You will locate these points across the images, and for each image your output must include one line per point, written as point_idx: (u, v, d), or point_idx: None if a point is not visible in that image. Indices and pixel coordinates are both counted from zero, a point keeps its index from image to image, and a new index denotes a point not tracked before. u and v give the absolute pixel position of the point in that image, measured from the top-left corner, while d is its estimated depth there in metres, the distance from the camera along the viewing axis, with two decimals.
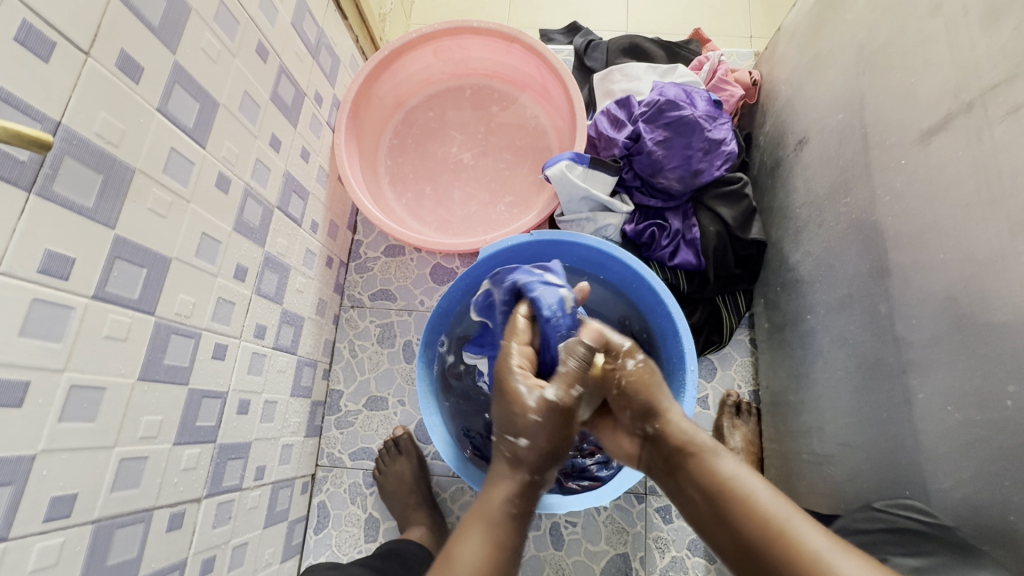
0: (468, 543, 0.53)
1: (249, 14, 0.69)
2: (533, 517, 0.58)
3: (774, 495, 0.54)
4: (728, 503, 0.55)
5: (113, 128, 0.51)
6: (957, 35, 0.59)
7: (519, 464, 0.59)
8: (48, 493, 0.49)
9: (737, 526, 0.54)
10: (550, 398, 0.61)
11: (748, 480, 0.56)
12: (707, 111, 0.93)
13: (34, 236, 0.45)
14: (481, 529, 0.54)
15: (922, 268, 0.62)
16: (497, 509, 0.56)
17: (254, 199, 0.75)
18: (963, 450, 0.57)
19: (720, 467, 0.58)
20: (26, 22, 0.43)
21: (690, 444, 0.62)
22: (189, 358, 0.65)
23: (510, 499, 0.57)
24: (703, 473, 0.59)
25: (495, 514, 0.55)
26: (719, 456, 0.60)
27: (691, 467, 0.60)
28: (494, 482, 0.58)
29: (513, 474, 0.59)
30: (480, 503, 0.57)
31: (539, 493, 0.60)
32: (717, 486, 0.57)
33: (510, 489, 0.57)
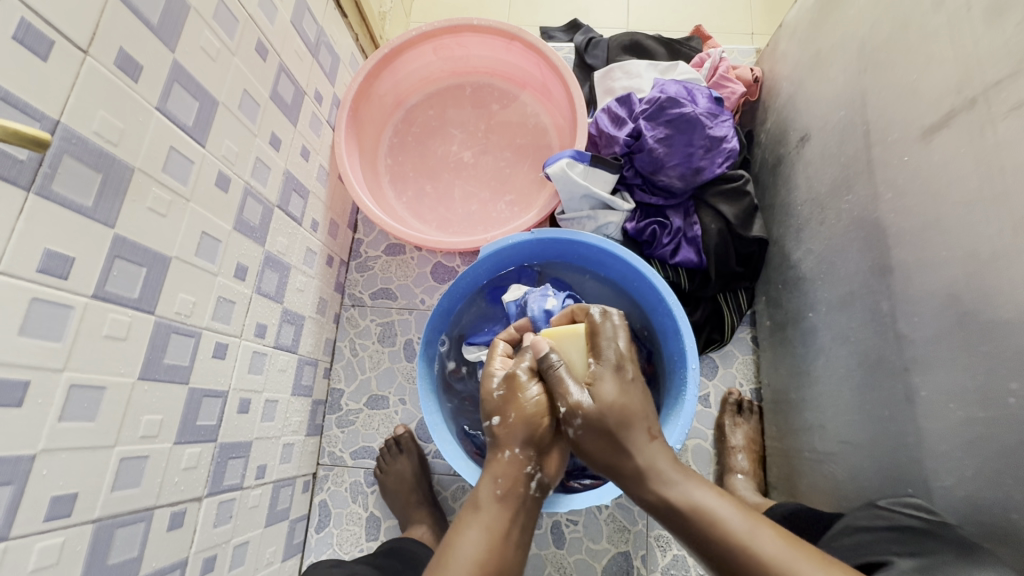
0: (463, 537, 0.57)
1: (248, 12, 0.69)
2: (524, 505, 0.62)
3: (756, 534, 0.53)
4: (718, 549, 0.53)
5: (112, 127, 0.51)
6: (961, 31, 0.59)
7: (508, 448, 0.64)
8: (48, 492, 0.49)
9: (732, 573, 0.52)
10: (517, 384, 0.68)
11: (728, 520, 0.54)
12: (708, 108, 0.93)
13: (33, 235, 0.45)
14: (473, 519, 0.59)
15: (924, 266, 0.61)
16: (486, 495, 0.61)
17: (254, 198, 0.75)
18: (965, 448, 0.56)
19: (696, 511, 0.56)
20: (24, 20, 0.43)
21: (662, 495, 0.58)
22: (189, 357, 0.65)
23: (497, 486, 0.62)
24: (682, 523, 0.56)
25: (485, 504, 0.60)
26: (692, 500, 0.57)
27: (669, 518, 0.57)
28: (486, 472, 0.64)
29: (505, 459, 0.64)
30: (474, 492, 0.63)
31: (531, 477, 0.63)
32: (701, 536, 0.55)
33: (499, 477, 0.62)
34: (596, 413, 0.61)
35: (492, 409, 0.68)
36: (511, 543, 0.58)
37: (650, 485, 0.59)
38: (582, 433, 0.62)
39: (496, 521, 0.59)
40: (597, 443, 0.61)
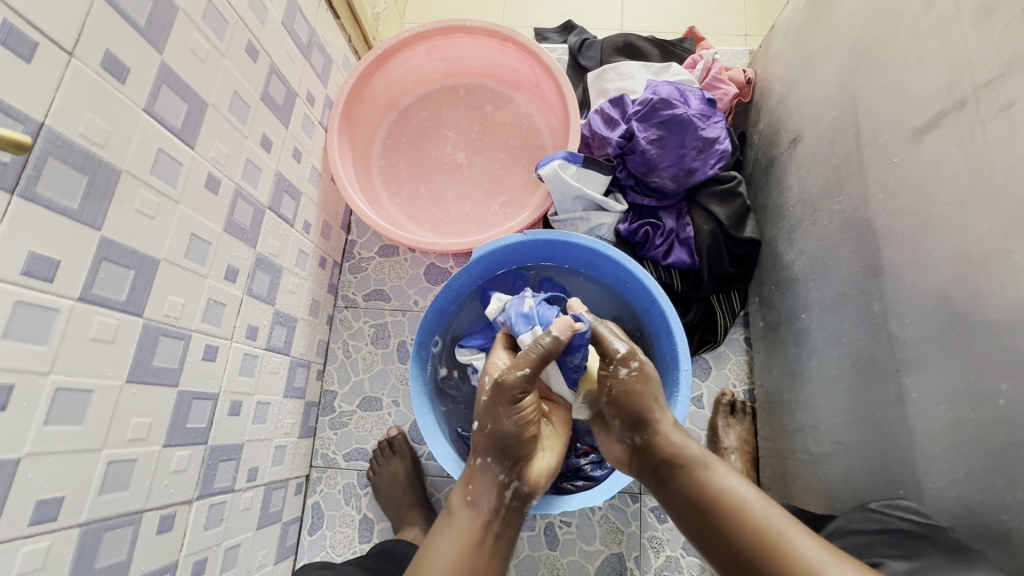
0: (438, 543, 0.61)
1: (238, 13, 0.69)
2: (502, 518, 0.64)
3: (768, 505, 0.56)
4: (727, 515, 0.56)
5: (98, 129, 0.51)
6: (950, 32, 0.59)
7: (479, 458, 0.65)
8: (34, 496, 0.48)
9: (734, 538, 0.55)
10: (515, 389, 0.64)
11: (743, 489, 0.58)
12: (700, 110, 0.93)
13: (16, 238, 0.44)
14: (448, 528, 0.62)
15: (915, 267, 0.61)
16: (459, 502, 0.64)
17: (245, 200, 0.74)
18: (956, 449, 0.56)
19: (715, 476, 0.60)
20: (8, 22, 0.42)
21: (684, 453, 0.62)
22: (179, 360, 0.64)
23: (471, 493, 0.64)
24: (695, 484, 0.59)
25: (458, 511, 0.64)
26: (712, 466, 0.61)
27: (683, 478, 0.61)
28: (463, 478, 0.66)
29: (477, 466, 0.65)
30: (451, 502, 0.65)
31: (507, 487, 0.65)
32: (715, 499, 0.58)
33: (476, 486, 0.65)
34: (649, 364, 0.67)
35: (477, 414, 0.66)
36: (479, 550, 0.61)
37: (672, 444, 0.62)
38: (633, 376, 0.66)
39: (468, 526, 0.62)
40: (638, 393, 0.65)
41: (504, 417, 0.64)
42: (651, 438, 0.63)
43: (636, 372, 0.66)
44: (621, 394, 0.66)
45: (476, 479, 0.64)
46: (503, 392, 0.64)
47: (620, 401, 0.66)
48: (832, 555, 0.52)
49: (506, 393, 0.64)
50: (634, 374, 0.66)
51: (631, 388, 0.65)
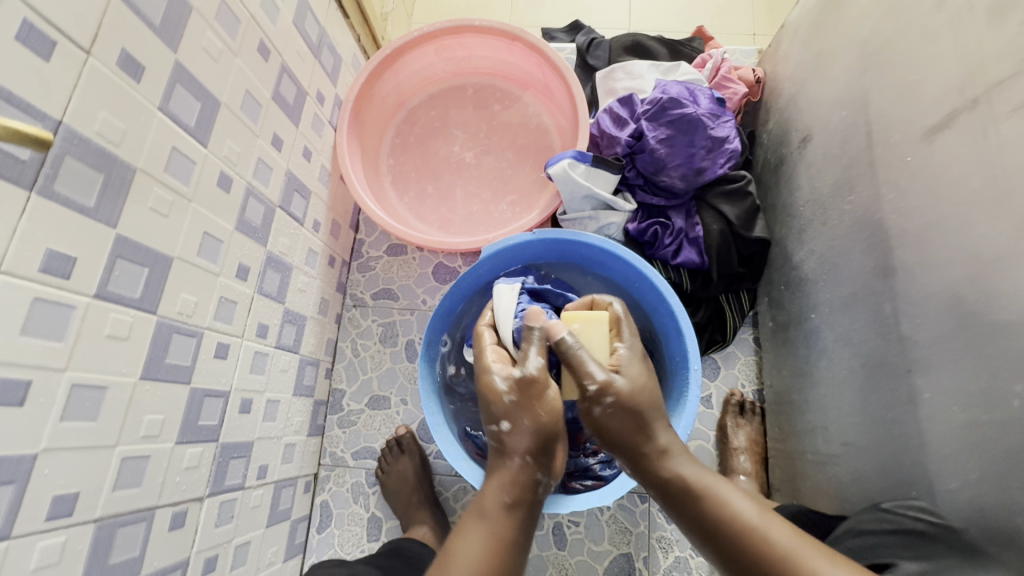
0: (464, 539, 0.58)
1: (250, 13, 0.69)
2: (532, 512, 0.62)
3: (772, 527, 0.55)
4: (732, 541, 0.56)
5: (114, 127, 0.51)
6: (964, 31, 0.58)
7: (517, 455, 0.63)
8: (50, 492, 0.49)
9: (743, 565, 0.55)
10: (541, 382, 0.66)
11: (744, 511, 0.57)
12: (710, 109, 0.93)
13: (34, 235, 0.45)
14: (478, 525, 0.59)
15: (927, 267, 0.61)
16: (493, 502, 0.61)
17: (256, 199, 0.75)
18: (969, 450, 0.56)
19: (714, 498, 0.59)
20: (27, 22, 0.43)
21: (673, 479, 0.61)
22: (191, 357, 0.65)
23: (507, 490, 0.61)
24: (696, 510, 0.59)
25: (492, 511, 0.60)
26: (709, 488, 0.59)
27: (683, 502, 0.60)
28: (492, 478, 0.63)
29: (513, 466, 0.63)
30: (480, 497, 0.62)
31: (539, 483, 0.64)
32: (718, 525, 0.57)
33: (506, 483, 0.62)
34: (627, 391, 0.63)
35: (503, 413, 0.66)
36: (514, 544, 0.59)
37: (667, 468, 0.61)
38: (610, 412, 0.63)
39: (496, 525, 0.59)
40: (624, 424, 0.63)
41: (535, 410, 0.65)
42: (644, 465, 0.62)
43: (611, 407, 0.63)
44: (607, 425, 0.64)
45: (512, 477, 0.62)
46: (529, 387, 0.66)
47: (606, 429, 0.64)
48: (844, 572, 0.51)
49: (535, 386, 0.65)
50: (608, 406, 0.63)
51: (615, 418, 0.63)
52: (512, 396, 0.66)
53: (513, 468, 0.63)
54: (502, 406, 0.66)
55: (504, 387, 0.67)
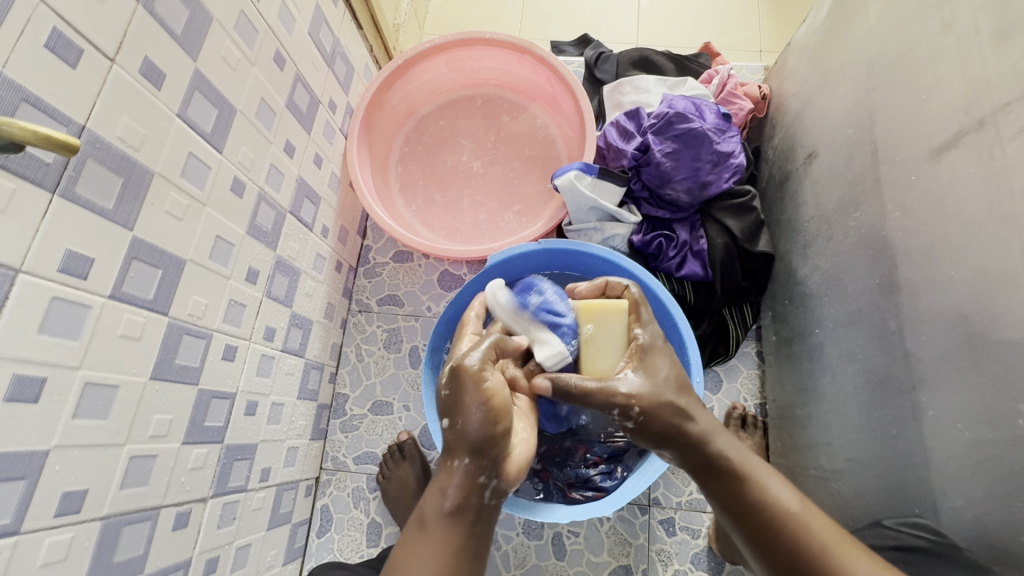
0: (405, 559, 0.55)
1: (268, 23, 0.71)
2: (479, 517, 0.58)
3: (809, 511, 0.55)
4: (775, 529, 0.54)
5: (135, 132, 0.53)
6: (968, 53, 0.59)
7: (455, 457, 0.59)
8: (60, 488, 0.49)
9: (784, 558, 0.53)
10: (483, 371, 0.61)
11: (786, 500, 0.55)
12: (716, 124, 0.94)
13: (55, 235, 0.46)
14: (420, 541, 0.56)
15: (932, 285, 0.62)
16: (433, 513, 0.58)
17: (268, 204, 0.76)
18: (974, 469, 0.56)
19: (757, 484, 0.56)
20: (56, 29, 0.44)
21: (722, 459, 0.58)
22: (200, 359, 0.65)
23: (446, 497, 0.58)
24: (738, 492, 0.56)
25: (432, 523, 0.57)
26: (754, 474, 0.57)
27: (724, 488, 0.57)
28: (434, 483, 0.60)
29: (453, 471, 0.59)
30: (421, 506, 0.59)
31: (485, 486, 0.59)
32: (761, 513, 0.55)
33: (448, 488, 0.58)
34: (649, 398, 0.60)
35: (441, 409, 0.61)
36: (460, 560, 0.55)
37: (710, 450, 0.59)
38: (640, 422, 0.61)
39: (440, 539, 0.56)
40: (666, 422, 0.60)
41: (465, 404, 0.59)
42: (688, 447, 0.60)
43: (642, 418, 0.60)
44: (645, 429, 0.61)
45: (452, 482, 0.58)
46: (467, 375, 0.60)
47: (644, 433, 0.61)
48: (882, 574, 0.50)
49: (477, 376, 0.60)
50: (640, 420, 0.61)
51: (653, 419, 0.60)
52: (448, 389, 0.61)
53: (452, 472, 0.59)
54: (443, 401, 0.61)
55: (444, 380, 0.62)
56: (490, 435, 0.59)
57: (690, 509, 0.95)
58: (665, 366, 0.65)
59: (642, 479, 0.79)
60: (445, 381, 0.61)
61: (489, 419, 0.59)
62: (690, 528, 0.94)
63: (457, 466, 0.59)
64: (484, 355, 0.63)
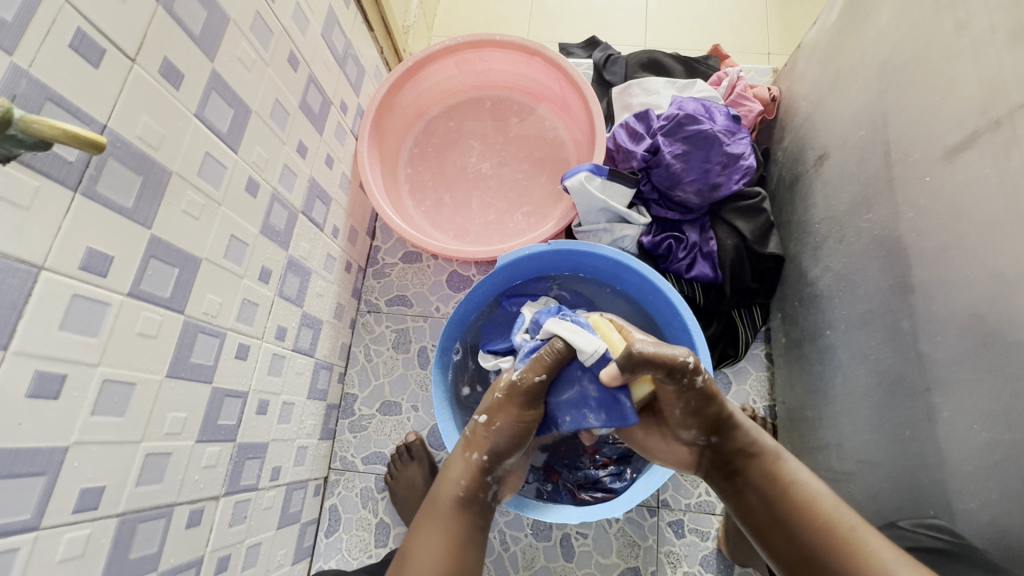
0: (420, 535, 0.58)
1: (283, 24, 0.72)
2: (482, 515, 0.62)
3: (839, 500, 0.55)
4: (801, 510, 0.54)
5: (154, 131, 0.53)
6: (984, 54, 0.59)
7: (477, 451, 0.64)
8: (78, 484, 0.50)
9: (801, 532, 0.54)
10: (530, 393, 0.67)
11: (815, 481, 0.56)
12: (726, 126, 0.94)
13: (76, 233, 0.46)
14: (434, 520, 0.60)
15: (946, 286, 0.61)
16: (448, 496, 0.61)
17: (281, 204, 0.77)
18: (990, 471, 0.56)
19: (787, 464, 0.58)
20: (80, 30, 0.45)
21: (757, 445, 0.60)
22: (213, 357, 0.66)
23: (461, 484, 0.62)
24: (769, 475, 0.58)
25: (444, 505, 0.61)
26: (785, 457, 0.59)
27: (756, 468, 0.59)
28: (451, 468, 0.64)
29: (473, 462, 0.64)
30: (437, 487, 0.63)
31: (489, 486, 0.64)
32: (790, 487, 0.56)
33: (464, 476, 0.63)
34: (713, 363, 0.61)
35: (484, 406, 0.67)
36: (464, 547, 0.58)
37: (746, 434, 0.60)
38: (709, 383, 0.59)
39: (447, 521, 0.59)
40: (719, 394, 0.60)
41: (510, 413, 0.66)
42: (727, 433, 0.61)
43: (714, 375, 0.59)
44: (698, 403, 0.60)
45: (470, 474, 0.63)
46: (517, 389, 0.66)
47: (700, 408, 0.60)
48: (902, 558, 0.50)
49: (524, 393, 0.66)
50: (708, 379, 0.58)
51: (710, 390, 0.59)
52: (498, 393, 0.68)
53: (471, 463, 0.64)
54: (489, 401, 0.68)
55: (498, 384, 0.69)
56: (511, 446, 0.65)
57: (700, 511, 0.95)
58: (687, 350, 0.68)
59: (651, 481, 0.80)
60: (500, 386, 0.68)
61: (516, 435, 0.66)
62: (699, 530, 0.94)
63: (476, 460, 0.64)
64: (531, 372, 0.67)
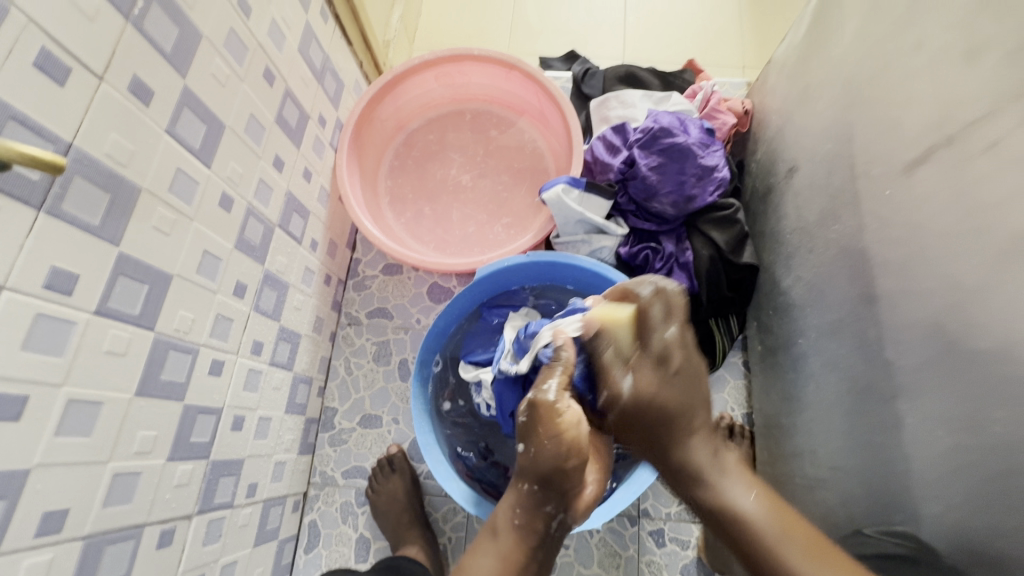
0: (477, 559, 0.60)
1: (258, 40, 0.72)
2: (544, 543, 0.62)
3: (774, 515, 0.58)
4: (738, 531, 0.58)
5: (123, 149, 0.53)
6: (938, 73, 0.62)
7: (527, 481, 0.62)
8: (41, 508, 0.49)
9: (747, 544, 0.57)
10: (550, 409, 0.62)
11: (749, 508, 0.59)
12: (700, 138, 0.96)
13: (40, 252, 0.46)
14: (490, 547, 0.61)
15: (908, 296, 0.63)
16: (505, 524, 0.62)
17: (256, 218, 0.76)
18: (952, 476, 0.57)
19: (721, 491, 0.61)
20: (45, 49, 0.45)
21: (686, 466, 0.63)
22: (185, 374, 0.65)
23: (517, 512, 0.62)
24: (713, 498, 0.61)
25: (503, 530, 0.62)
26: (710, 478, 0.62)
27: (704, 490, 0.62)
28: (506, 499, 0.64)
29: (524, 491, 0.62)
30: (494, 515, 0.65)
31: (552, 516, 0.62)
32: (717, 515, 0.60)
33: (518, 506, 0.63)
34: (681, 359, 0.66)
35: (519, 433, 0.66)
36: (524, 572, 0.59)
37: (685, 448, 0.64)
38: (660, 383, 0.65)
39: (503, 548, 0.60)
40: (667, 389, 0.64)
41: (548, 437, 0.60)
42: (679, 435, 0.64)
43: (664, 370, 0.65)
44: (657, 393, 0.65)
45: (522, 503, 0.62)
46: (543, 411, 0.62)
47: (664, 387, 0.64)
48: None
49: (544, 409, 0.62)
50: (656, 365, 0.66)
51: (655, 386, 0.65)
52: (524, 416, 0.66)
53: (524, 493, 0.62)
54: (520, 427, 0.65)
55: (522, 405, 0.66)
56: (563, 471, 0.60)
57: (679, 520, 0.95)
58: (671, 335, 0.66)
59: (630, 491, 0.80)
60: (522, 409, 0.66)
61: (563, 457, 0.60)
62: (679, 539, 0.94)
63: (526, 489, 0.62)
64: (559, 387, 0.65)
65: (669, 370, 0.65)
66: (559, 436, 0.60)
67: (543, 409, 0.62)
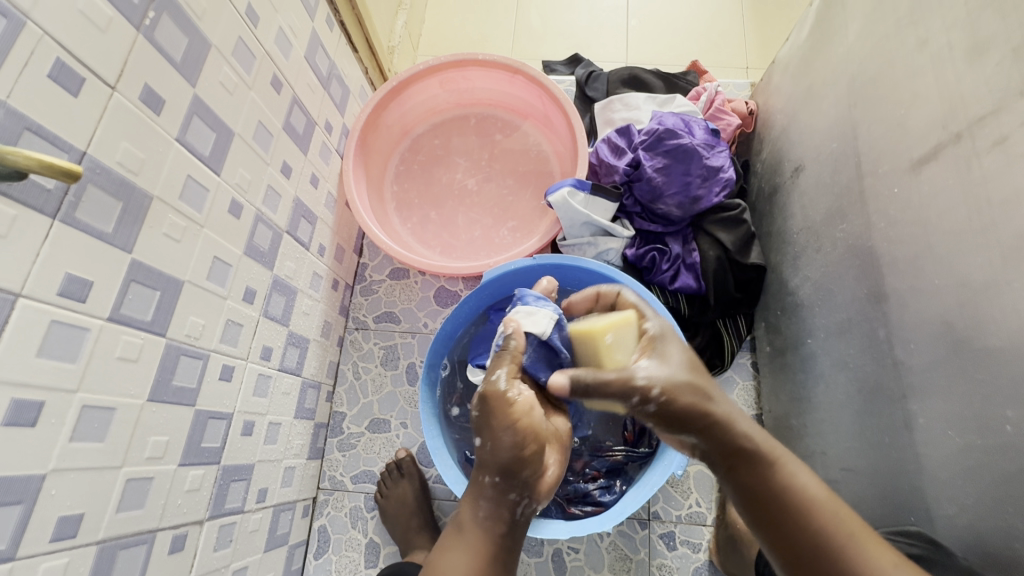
0: (444, 557, 0.58)
1: (265, 48, 0.73)
2: (510, 530, 0.61)
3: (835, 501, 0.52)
4: (781, 514, 0.52)
5: (134, 157, 0.54)
6: (943, 70, 0.61)
7: (488, 475, 0.60)
8: (56, 513, 0.49)
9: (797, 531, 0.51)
10: (501, 399, 0.60)
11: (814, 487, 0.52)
12: (705, 139, 0.96)
13: (55, 259, 0.47)
14: (457, 542, 0.60)
15: (917, 294, 0.63)
16: (469, 519, 0.61)
17: (265, 224, 0.77)
18: (965, 476, 0.57)
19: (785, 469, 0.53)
20: (59, 60, 0.46)
21: (749, 446, 0.54)
22: (197, 379, 0.66)
23: (481, 504, 0.61)
24: (763, 479, 0.53)
25: (468, 526, 0.60)
26: (782, 457, 0.53)
27: (748, 474, 0.53)
28: (468, 492, 0.63)
29: (486, 484, 0.60)
30: (459, 509, 0.63)
31: (516, 503, 0.61)
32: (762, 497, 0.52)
33: (481, 499, 0.61)
34: (670, 382, 0.54)
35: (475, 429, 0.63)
36: (492, 555, 0.59)
37: (738, 431, 0.54)
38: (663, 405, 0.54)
39: (469, 539, 0.59)
40: (687, 409, 0.54)
41: (498, 427, 0.59)
42: (709, 436, 0.54)
43: (664, 400, 0.54)
44: (668, 422, 0.55)
45: (481, 497, 0.61)
46: (493, 402, 0.60)
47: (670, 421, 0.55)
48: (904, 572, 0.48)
49: (493, 401, 0.60)
50: (662, 402, 0.54)
51: (674, 409, 0.54)
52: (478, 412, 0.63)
53: (486, 486, 0.61)
54: (475, 422, 0.63)
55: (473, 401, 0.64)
56: (519, 459, 0.59)
57: (691, 523, 0.95)
58: (677, 352, 0.58)
59: (641, 493, 0.79)
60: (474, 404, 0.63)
61: (517, 442, 0.58)
62: (691, 542, 0.94)
63: (487, 482, 0.60)
64: (504, 374, 0.63)
65: (699, 392, 0.55)
66: (513, 425, 0.58)
67: (493, 401, 0.60)
